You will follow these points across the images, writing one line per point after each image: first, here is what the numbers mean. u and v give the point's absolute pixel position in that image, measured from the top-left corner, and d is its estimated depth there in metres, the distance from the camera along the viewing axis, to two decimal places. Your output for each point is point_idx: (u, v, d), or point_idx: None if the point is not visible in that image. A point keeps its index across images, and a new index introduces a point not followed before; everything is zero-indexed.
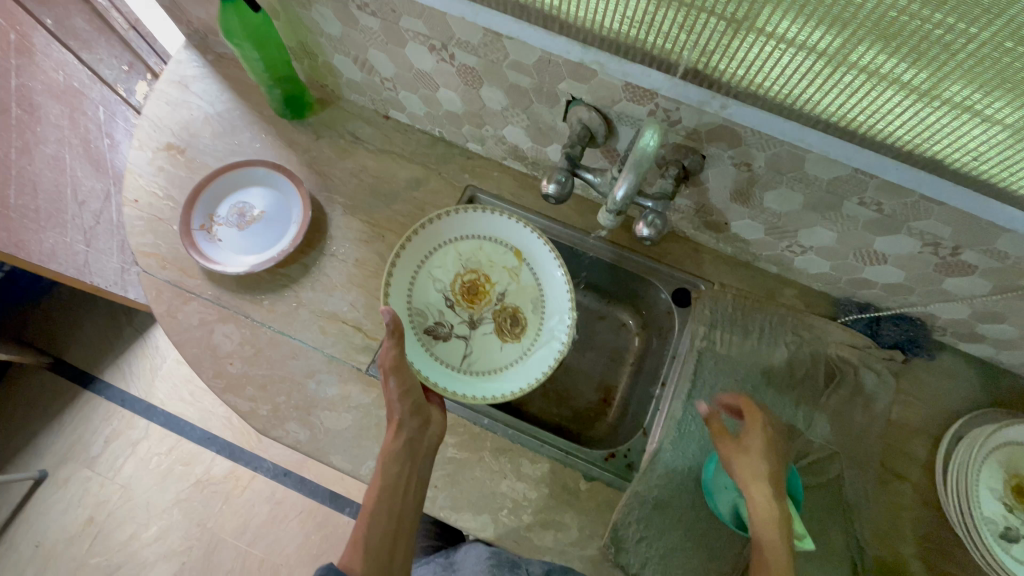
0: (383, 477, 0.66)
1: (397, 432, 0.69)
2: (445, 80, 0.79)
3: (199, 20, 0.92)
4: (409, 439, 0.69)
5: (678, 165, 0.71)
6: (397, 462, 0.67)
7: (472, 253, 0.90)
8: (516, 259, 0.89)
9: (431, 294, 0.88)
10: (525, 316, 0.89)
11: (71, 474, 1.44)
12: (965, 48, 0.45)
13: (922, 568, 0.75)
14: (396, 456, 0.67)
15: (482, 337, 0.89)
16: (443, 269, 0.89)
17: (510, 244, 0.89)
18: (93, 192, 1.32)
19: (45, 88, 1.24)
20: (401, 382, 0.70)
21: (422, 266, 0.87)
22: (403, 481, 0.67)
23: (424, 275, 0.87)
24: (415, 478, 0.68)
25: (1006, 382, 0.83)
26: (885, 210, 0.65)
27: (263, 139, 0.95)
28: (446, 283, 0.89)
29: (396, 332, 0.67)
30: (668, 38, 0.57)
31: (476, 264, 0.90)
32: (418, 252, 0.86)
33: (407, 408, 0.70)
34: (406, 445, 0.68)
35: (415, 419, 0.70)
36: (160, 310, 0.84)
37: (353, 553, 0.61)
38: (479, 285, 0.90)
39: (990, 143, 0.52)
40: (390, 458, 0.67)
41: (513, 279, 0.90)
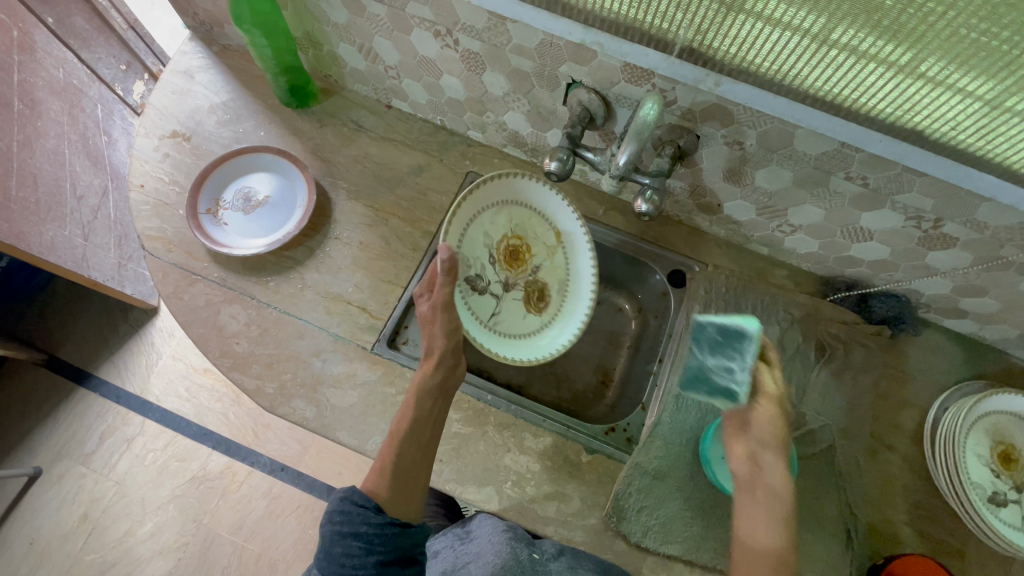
0: (417, 408, 0.73)
1: (436, 367, 0.76)
2: (449, 66, 0.82)
3: (205, 12, 0.95)
4: (442, 377, 0.76)
5: (674, 145, 0.73)
6: (430, 396, 0.74)
7: (522, 221, 0.89)
8: (556, 239, 0.90)
9: (478, 249, 0.86)
10: (552, 294, 0.90)
11: (65, 471, 1.43)
12: (940, 20, 0.49)
13: (913, 534, 0.78)
14: (429, 390, 0.74)
15: (512, 301, 0.89)
16: (494, 227, 0.87)
17: (555, 224, 0.89)
18: (91, 187, 1.33)
19: (45, 85, 1.20)
20: (448, 321, 0.76)
21: (476, 219, 0.85)
22: (430, 417, 0.74)
23: (476, 227, 0.85)
24: (441, 414, 0.75)
25: (988, 356, 0.86)
26: (870, 184, 0.68)
27: (268, 127, 0.97)
28: (494, 239, 0.88)
29: (450, 273, 0.75)
30: (665, 17, 0.60)
31: (523, 232, 0.90)
32: (478, 203, 0.84)
33: (448, 346, 0.76)
34: (439, 382, 0.75)
35: (450, 358, 0.76)
36: (167, 291, 0.86)
37: (381, 476, 0.69)
38: (520, 252, 0.90)
39: (967, 112, 0.55)
40: (423, 392, 0.74)
41: (550, 257, 0.91)
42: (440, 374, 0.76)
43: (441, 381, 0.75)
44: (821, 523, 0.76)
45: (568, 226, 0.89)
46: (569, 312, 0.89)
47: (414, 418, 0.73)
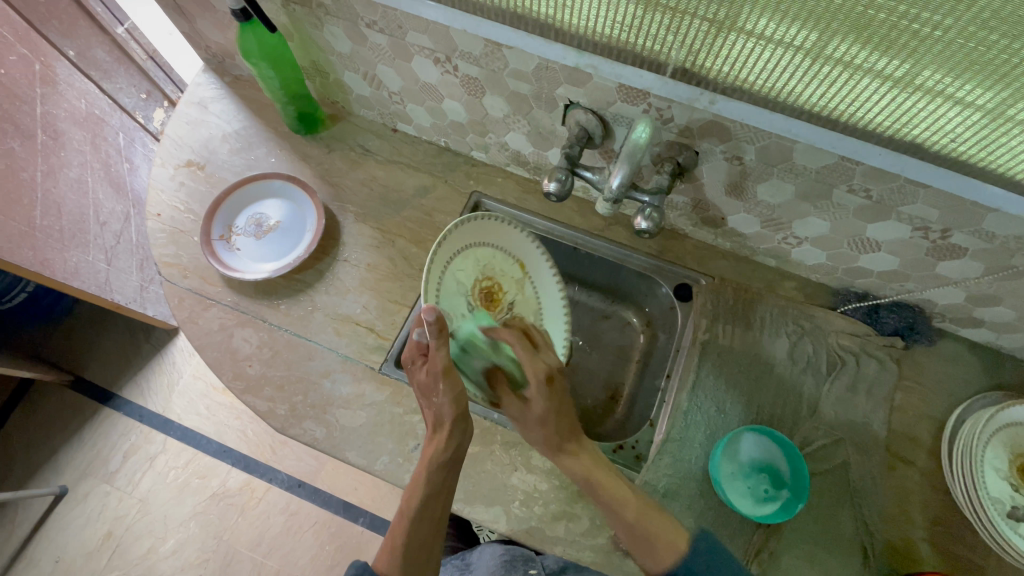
0: (427, 483, 0.70)
1: (447, 436, 0.72)
2: (450, 90, 0.83)
3: (217, 44, 0.99)
4: (454, 445, 0.72)
5: (673, 162, 0.74)
6: (441, 467, 0.71)
7: (490, 260, 0.86)
8: (521, 272, 0.89)
9: (454, 299, 0.81)
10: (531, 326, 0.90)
11: (91, 489, 1.47)
12: (932, 35, 0.49)
13: (934, 552, 0.76)
14: (441, 462, 0.71)
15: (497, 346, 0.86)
16: (466, 272, 0.83)
17: (517, 256, 0.89)
18: (114, 214, 1.39)
19: (68, 115, 1.28)
20: (454, 388, 0.71)
21: (448, 266, 0.80)
22: (444, 488, 0.71)
23: (450, 276, 0.80)
24: (452, 481, 0.72)
25: (1008, 366, 0.84)
26: (873, 196, 0.67)
27: (278, 154, 1.00)
28: (466, 286, 0.83)
29: (441, 332, 0.69)
30: (656, 39, 0.61)
31: (493, 271, 0.87)
32: (450, 248, 0.79)
33: (456, 414, 0.71)
34: (451, 452, 0.72)
35: (460, 425, 0.72)
36: (182, 316, 0.88)
37: (392, 555, 0.67)
38: (495, 292, 0.88)
39: (966, 124, 0.55)
40: (435, 465, 0.71)
41: (520, 291, 0.90)
42: (451, 443, 0.72)
43: (451, 451, 0.72)
44: (836, 543, 0.75)
45: (530, 256, 0.89)
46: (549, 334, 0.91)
47: (426, 492, 0.70)
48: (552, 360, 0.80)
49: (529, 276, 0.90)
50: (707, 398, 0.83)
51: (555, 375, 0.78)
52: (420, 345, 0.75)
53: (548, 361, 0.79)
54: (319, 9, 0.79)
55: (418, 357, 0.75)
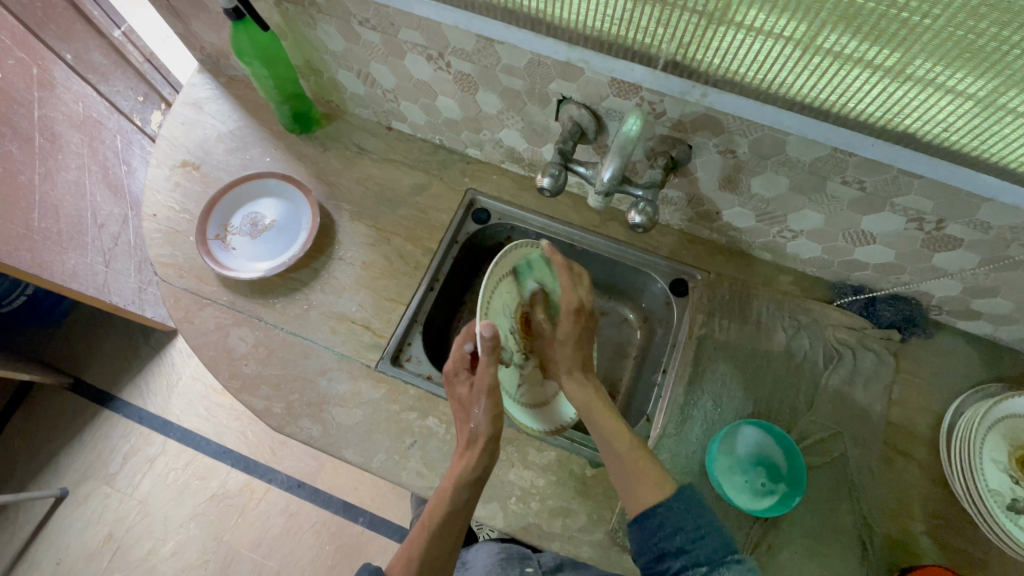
0: (451, 498, 0.69)
1: (478, 454, 0.72)
2: (444, 87, 0.83)
3: (211, 45, 0.99)
4: (483, 466, 0.71)
5: (667, 156, 0.74)
6: (466, 486, 0.70)
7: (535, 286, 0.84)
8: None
9: (501, 318, 0.77)
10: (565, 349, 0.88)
11: (91, 491, 1.47)
12: (922, 24, 0.48)
13: (933, 545, 0.75)
14: (469, 480, 0.70)
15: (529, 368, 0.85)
16: (512, 292, 0.80)
17: None
18: (112, 216, 1.39)
19: (66, 119, 1.27)
20: (494, 405, 0.72)
21: (497, 289, 0.75)
22: (465, 508, 0.69)
23: (498, 298, 0.76)
24: (474, 506, 0.70)
25: (1005, 359, 0.84)
26: (867, 188, 0.67)
27: (273, 154, 1.00)
28: (511, 307, 0.79)
29: (494, 352, 0.70)
30: (647, 33, 0.61)
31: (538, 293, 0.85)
32: (500, 270, 0.75)
33: (492, 432, 0.72)
34: (478, 471, 0.71)
35: (491, 445, 0.72)
36: (179, 315, 0.88)
37: (405, 566, 0.65)
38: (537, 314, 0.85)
39: (958, 113, 0.55)
40: (462, 482, 0.70)
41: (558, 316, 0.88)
42: (481, 462, 0.71)
43: (479, 471, 0.70)
44: (834, 536, 0.74)
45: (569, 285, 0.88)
46: None
47: (448, 510, 0.68)
48: (585, 297, 0.81)
49: None
50: (703, 393, 0.83)
51: (585, 309, 0.80)
52: (464, 358, 0.77)
53: (580, 296, 0.80)
54: (312, 8, 0.79)
55: (462, 370, 0.77)
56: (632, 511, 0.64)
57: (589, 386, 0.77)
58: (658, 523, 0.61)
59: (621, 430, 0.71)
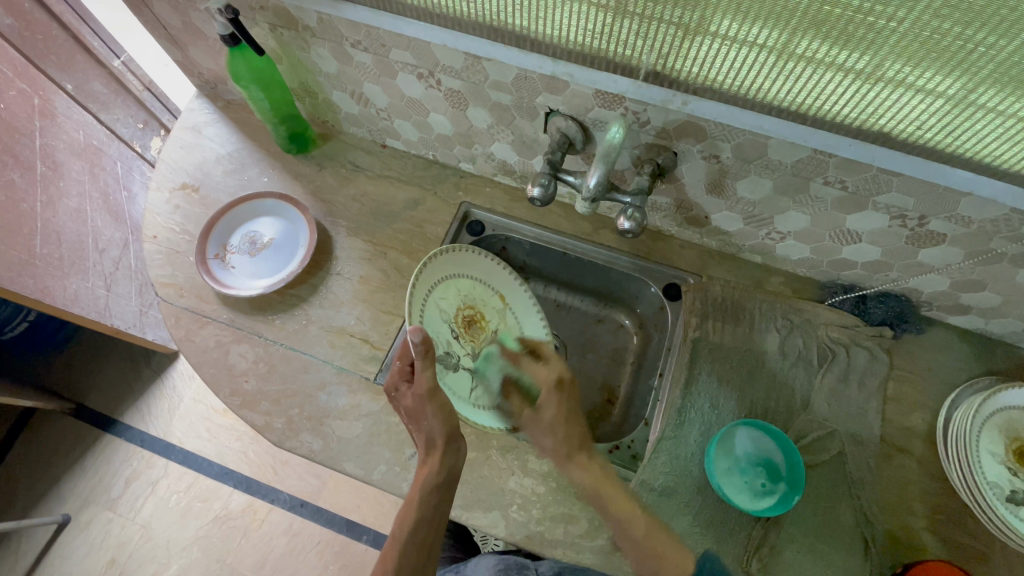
0: (418, 508, 0.71)
1: (439, 459, 0.73)
2: (435, 104, 0.86)
3: (209, 71, 1.02)
4: (446, 468, 0.73)
5: (653, 163, 0.76)
6: (432, 492, 0.72)
7: (469, 289, 0.92)
8: (502, 302, 0.94)
9: (437, 324, 0.87)
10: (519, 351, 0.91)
11: (94, 516, 1.47)
12: (888, 28, 0.51)
13: (935, 541, 0.75)
14: (432, 486, 0.72)
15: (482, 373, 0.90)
16: (448, 300, 0.89)
17: (498, 289, 0.94)
18: (113, 241, 1.40)
19: (67, 147, 1.30)
20: (439, 407, 0.73)
21: (429, 296, 0.85)
22: (437, 513, 0.72)
23: (432, 303, 0.86)
24: (444, 510, 0.72)
25: (997, 352, 0.85)
26: (849, 187, 0.69)
27: (271, 173, 1.02)
28: (449, 313, 0.89)
29: (428, 355, 0.73)
30: (626, 45, 0.64)
31: (474, 299, 0.92)
32: (430, 281, 0.85)
33: (446, 435, 0.73)
34: (441, 477, 0.72)
35: (450, 446, 0.73)
36: (179, 334, 0.90)
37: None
38: (476, 320, 0.92)
39: (930, 112, 0.57)
40: (426, 491, 0.72)
41: (502, 320, 0.94)
42: (443, 465, 0.73)
43: (443, 475, 0.72)
44: (837, 535, 0.74)
45: (508, 287, 0.94)
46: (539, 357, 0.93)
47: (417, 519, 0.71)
48: (561, 371, 0.83)
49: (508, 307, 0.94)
50: (700, 395, 0.84)
51: (567, 381, 0.82)
52: (404, 370, 0.76)
53: (558, 368, 0.84)
54: (306, 32, 0.82)
55: (403, 382, 0.76)
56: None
57: (594, 468, 0.77)
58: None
59: (644, 521, 0.71)
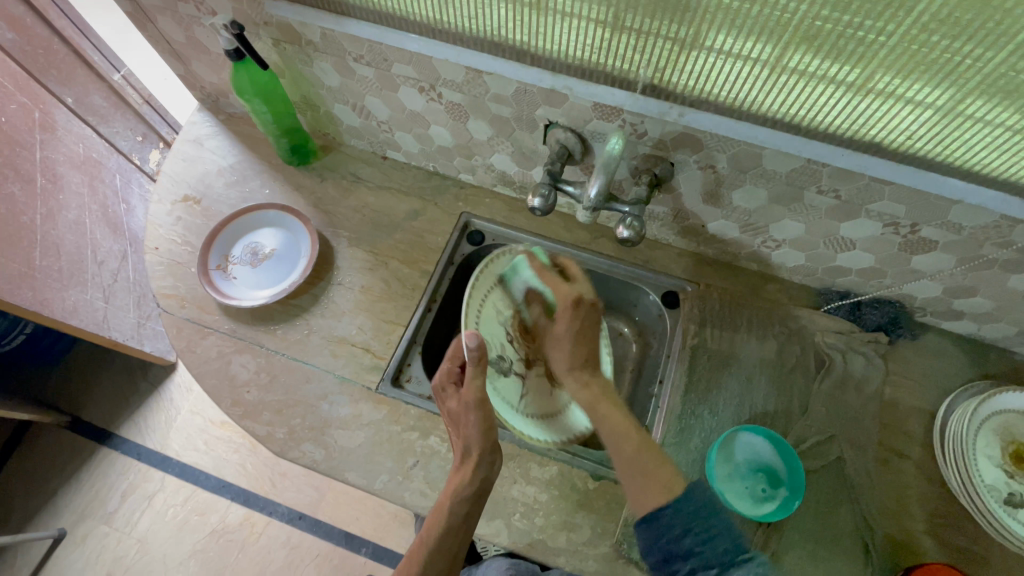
0: (448, 515, 0.71)
1: (473, 468, 0.73)
2: (435, 117, 0.87)
3: (211, 84, 1.03)
4: (480, 480, 0.73)
5: (650, 173, 0.77)
6: (463, 503, 0.71)
7: (532, 297, 0.90)
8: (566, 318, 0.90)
9: (493, 326, 0.87)
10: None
11: (89, 531, 1.45)
12: (878, 41, 0.52)
13: (935, 544, 0.76)
14: (465, 496, 0.72)
15: (533, 378, 0.92)
16: (506, 305, 0.90)
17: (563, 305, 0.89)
18: (111, 253, 1.41)
19: (67, 159, 1.31)
20: (483, 418, 0.73)
21: (488, 297, 0.87)
22: (465, 522, 0.71)
23: (490, 305, 0.87)
24: (473, 520, 0.72)
25: (990, 356, 0.86)
26: (842, 196, 0.71)
27: (272, 185, 1.03)
28: (505, 316, 0.90)
29: (480, 362, 0.75)
30: (624, 60, 0.66)
31: (536, 306, 0.91)
32: (488, 283, 0.87)
33: (484, 446, 0.73)
34: (475, 487, 0.72)
35: (486, 457, 0.73)
36: (181, 345, 0.90)
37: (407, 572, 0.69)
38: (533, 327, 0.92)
39: (919, 122, 0.59)
40: (457, 498, 0.71)
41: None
42: (477, 476, 0.73)
43: (477, 485, 0.72)
44: (837, 539, 0.75)
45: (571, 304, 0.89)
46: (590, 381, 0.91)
47: (446, 525, 0.70)
48: (584, 290, 0.81)
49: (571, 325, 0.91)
50: (700, 402, 0.84)
51: (585, 303, 0.79)
52: (452, 372, 0.79)
53: (579, 291, 0.80)
54: (309, 46, 0.83)
55: (449, 384, 0.79)
56: (638, 511, 0.64)
57: (594, 384, 0.77)
58: (666, 527, 0.61)
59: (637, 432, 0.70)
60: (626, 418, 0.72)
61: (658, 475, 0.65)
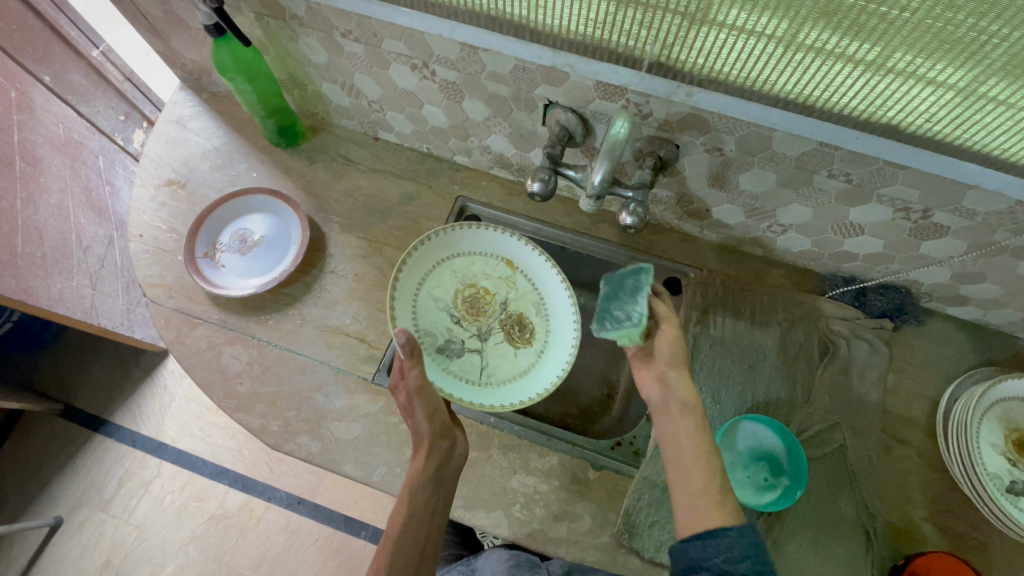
0: (409, 504, 0.70)
1: (427, 457, 0.72)
2: (428, 96, 0.83)
3: (192, 61, 0.98)
4: (435, 467, 0.71)
5: (654, 156, 0.74)
6: (422, 488, 0.71)
7: (469, 268, 0.92)
8: (511, 268, 0.91)
9: (434, 314, 0.89)
10: (531, 321, 0.91)
11: (86, 518, 1.45)
12: (900, 16, 0.49)
13: (934, 530, 0.76)
14: (422, 483, 0.71)
15: (495, 347, 0.90)
16: (443, 287, 0.90)
17: (503, 256, 0.91)
18: (96, 238, 1.36)
19: (47, 141, 1.25)
20: (426, 405, 0.72)
21: (421, 286, 0.89)
22: (427, 509, 0.71)
23: (425, 295, 0.89)
24: (438, 504, 0.72)
25: (995, 342, 0.85)
26: (854, 180, 0.68)
27: (260, 168, 0.99)
28: (447, 300, 0.90)
29: (414, 355, 0.72)
30: (630, 36, 0.62)
31: (473, 277, 0.92)
32: (421, 269, 0.88)
33: (433, 434, 0.72)
34: (431, 473, 0.71)
35: (438, 444, 0.72)
36: (169, 336, 0.87)
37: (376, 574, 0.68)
38: (481, 296, 0.92)
39: (940, 104, 0.56)
40: (415, 486, 0.71)
41: (511, 288, 0.92)
42: (431, 463, 0.71)
43: (432, 471, 0.71)
44: (838, 527, 0.75)
45: (515, 253, 0.91)
46: (554, 326, 0.89)
47: (407, 516, 0.70)
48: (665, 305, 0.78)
49: (518, 271, 0.91)
50: (702, 390, 0.83)
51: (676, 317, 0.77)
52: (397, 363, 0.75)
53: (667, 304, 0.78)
54: (293, 21, 0.79)
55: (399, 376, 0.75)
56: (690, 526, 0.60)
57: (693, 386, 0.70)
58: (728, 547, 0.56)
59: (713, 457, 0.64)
60: (693, 434, 0.65)
61: (722, 496, 0.60)
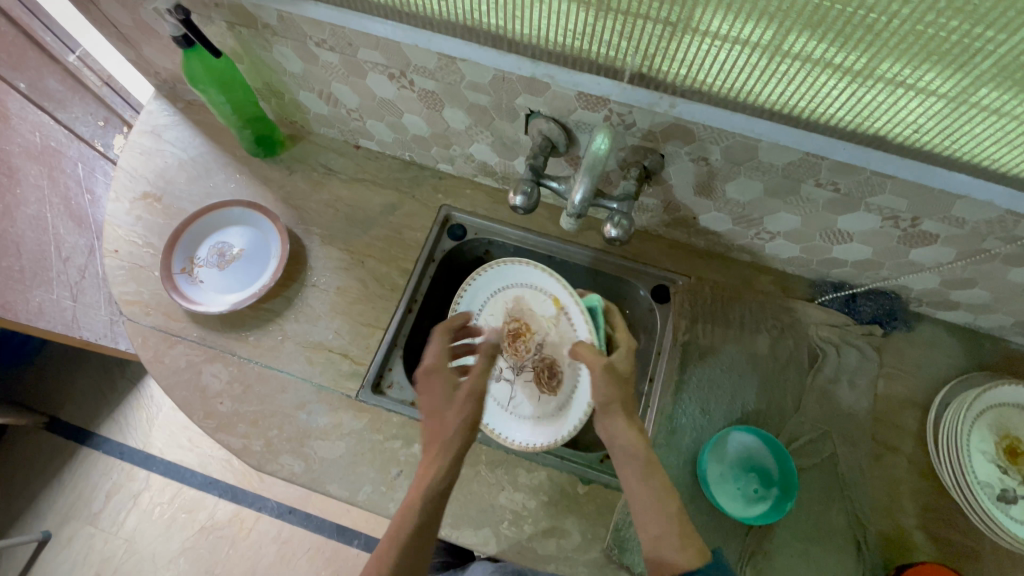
0: (424, 507, 0.65)
1: (452, 463, 0.69)
2: (408, 105, 0.81)
3: (166, 70, 0.96)
4: (454, 477, 0.69)
5: (639, 166, 0.73)
6: (441, 495, 0.67)
7: (520, 301, 0.90)
8: (557, 307, 0.87)
9: None
10: (564, 369, 0.87)
11: (75, 532, 1.43)
12: (886, 26, 0.47)
13: (925, 539, 0.76)
14: (442, 488, 0.67)
15: (524, 385, 0.88)
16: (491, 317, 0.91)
17: (550, 294, 0.88)
18: (77, 248, 1.26)
19: (21, 150, 1.23)
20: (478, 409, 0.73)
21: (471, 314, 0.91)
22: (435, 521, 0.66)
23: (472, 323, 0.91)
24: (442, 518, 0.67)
25: (985, 346, 0.85)
26: (842, 189, 0.67)
27: (238, 179, 0.97)
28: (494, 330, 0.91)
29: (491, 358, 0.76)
30: (611, 46, 0.60)
31: (520, 312, 0.90)
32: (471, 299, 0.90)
33: (468, 442, 0.71)
34: (449, 480, 0.68)
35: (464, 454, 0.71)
36: (147, 355, 0.85)
37: None
38: (522, 332, 0.90)
39: (927, 114, 0.55)
40: (431, 491, 0.66)
41: (554, 329, 0.88)
42: (453, 470, 0.69)
43: (452, 479, 0.68)
44: (828, 537, 0.74)
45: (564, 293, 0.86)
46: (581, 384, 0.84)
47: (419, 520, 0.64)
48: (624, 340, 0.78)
49: (563, 313, 0.87)
50: (691, 400, 0.82)
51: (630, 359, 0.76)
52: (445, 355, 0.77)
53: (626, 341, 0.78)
54: (266, 30, 0.76)
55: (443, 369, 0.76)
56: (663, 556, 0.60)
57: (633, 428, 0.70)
58: None
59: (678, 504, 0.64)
60: (647, 476, 0.66)
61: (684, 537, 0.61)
